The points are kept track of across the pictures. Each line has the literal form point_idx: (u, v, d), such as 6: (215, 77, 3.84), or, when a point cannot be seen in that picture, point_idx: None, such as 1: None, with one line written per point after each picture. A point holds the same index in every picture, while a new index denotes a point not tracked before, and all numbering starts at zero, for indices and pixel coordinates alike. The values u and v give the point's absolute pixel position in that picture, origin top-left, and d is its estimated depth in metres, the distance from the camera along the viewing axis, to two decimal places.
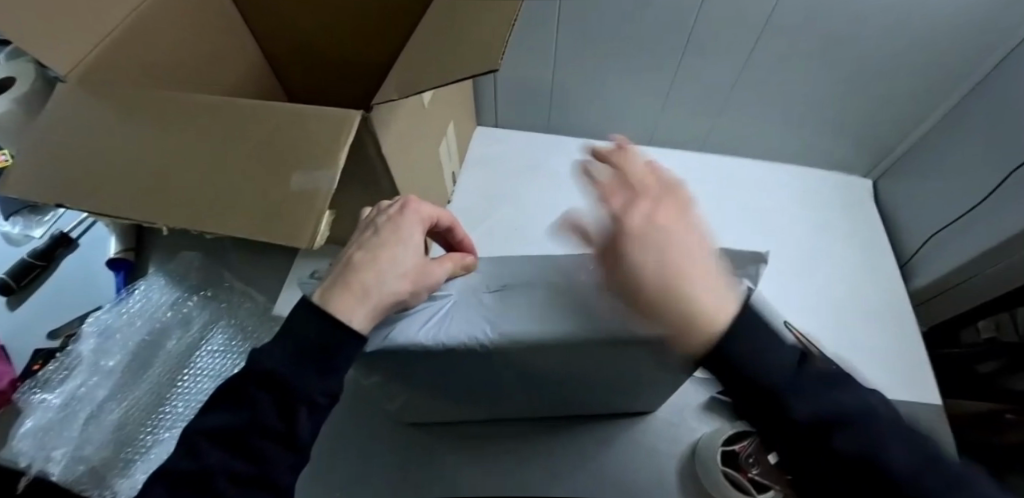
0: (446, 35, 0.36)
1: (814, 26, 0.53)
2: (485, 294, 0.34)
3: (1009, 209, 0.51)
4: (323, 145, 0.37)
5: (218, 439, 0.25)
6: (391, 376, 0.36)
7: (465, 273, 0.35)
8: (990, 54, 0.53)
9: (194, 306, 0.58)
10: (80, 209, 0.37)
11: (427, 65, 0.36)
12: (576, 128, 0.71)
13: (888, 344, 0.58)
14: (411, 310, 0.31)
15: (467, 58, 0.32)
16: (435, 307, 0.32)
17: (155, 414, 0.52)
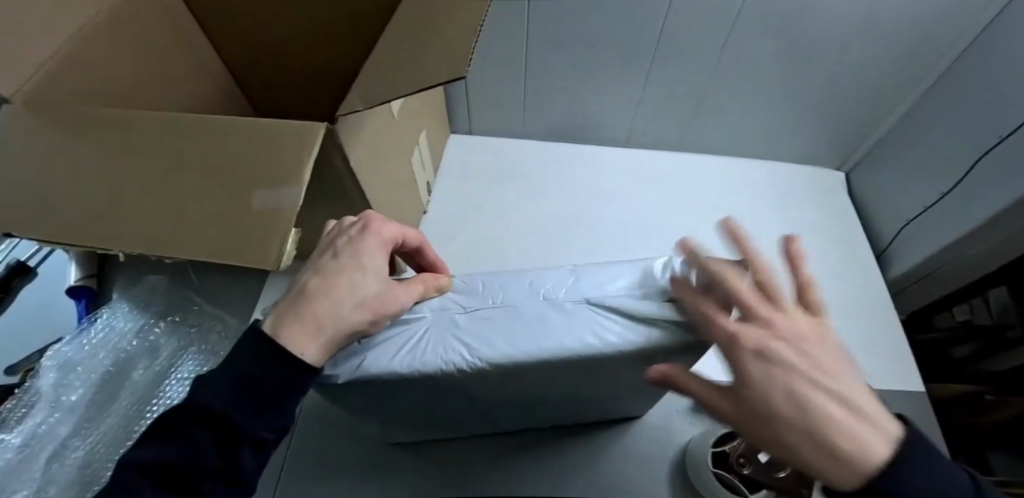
0: (408, 42, 0.36)
1: (781, 22, 0.54)
2: (459, 316, 0.33)
3: (981, 194, 0.52)
4: (287, 161, 0.36)
5: (155, 478, 0.23)
6: (363, 400, 0.35)
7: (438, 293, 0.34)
8: (949, 44, 0.55)
9: (162, 333, 0.55)
10: (26, 236, 0.35)
11: (388, 73, 0.35)
12: (550, 134, 0.71)
13: (870, 334, 0.58)
14: (380, 338, 0.31)
15: (428, 65, 0.31)
16: (407, 333, 0.31)
17: (123, 449, 0.47)
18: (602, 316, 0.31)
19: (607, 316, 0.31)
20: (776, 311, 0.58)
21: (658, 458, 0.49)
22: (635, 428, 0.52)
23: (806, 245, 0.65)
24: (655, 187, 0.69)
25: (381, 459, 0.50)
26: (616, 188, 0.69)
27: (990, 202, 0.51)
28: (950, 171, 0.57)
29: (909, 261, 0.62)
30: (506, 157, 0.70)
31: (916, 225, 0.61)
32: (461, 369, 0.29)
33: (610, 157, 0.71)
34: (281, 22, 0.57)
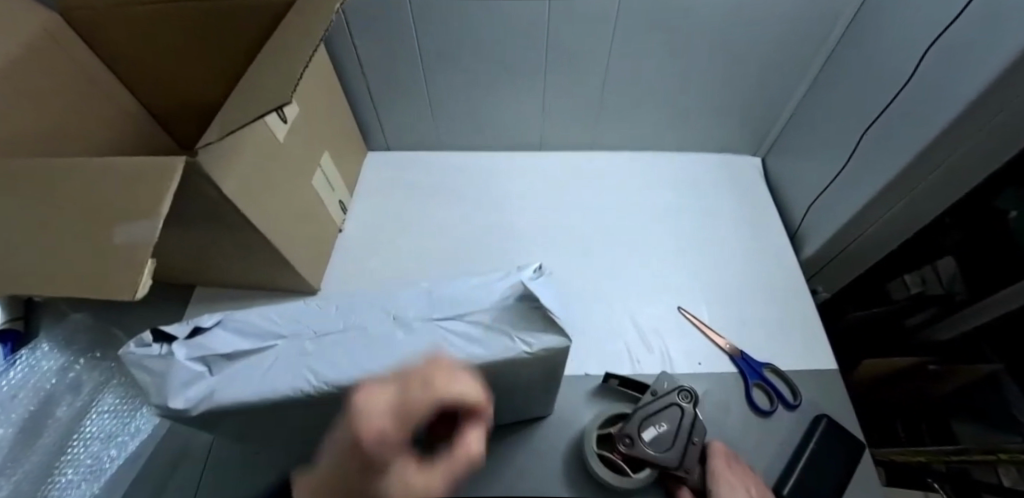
0: (264, 79, 0.40)
1: (659, 29, 0.57)
2: (287, 340, 0.34)
3: (868, 170, 0.53)
4: (147, 195, 0.38)
5: None
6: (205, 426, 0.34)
7: (257, 318, 0.35)
8: (828, 33, 0.56)
9: (83, 369, 0.57)
10: None
11: (240, 105, 0.38)
12: (465, 145, 0.75)
13: (787, 313, 0.58)
14: (221, 377, 0.32)
15: (265, 99, 0.35)
16: (254, 366, 0.33)
17: (45, 484, 0.49)
18: (448, 332, 0.34)
19: (453, 333, 0.33)
20: (685, 300, 0.59)
21: (566, 453, 0.50)
22: (545, 426, 0.52)
23: (721, 232, 0.65)
24: (568, 186, 0.71)
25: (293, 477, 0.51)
26: (531, 190, 0.70)
27: (876, 177, 0.52)
28: (843, 150, 0.58)
29: (819, 240, 0.63)
30: (427, 173, 0.73)
31: (820, 203, 0.62)
32: (306, 393, 0.31)
33: (527, 160, 0.74)
34: (186, 60, 0.59)
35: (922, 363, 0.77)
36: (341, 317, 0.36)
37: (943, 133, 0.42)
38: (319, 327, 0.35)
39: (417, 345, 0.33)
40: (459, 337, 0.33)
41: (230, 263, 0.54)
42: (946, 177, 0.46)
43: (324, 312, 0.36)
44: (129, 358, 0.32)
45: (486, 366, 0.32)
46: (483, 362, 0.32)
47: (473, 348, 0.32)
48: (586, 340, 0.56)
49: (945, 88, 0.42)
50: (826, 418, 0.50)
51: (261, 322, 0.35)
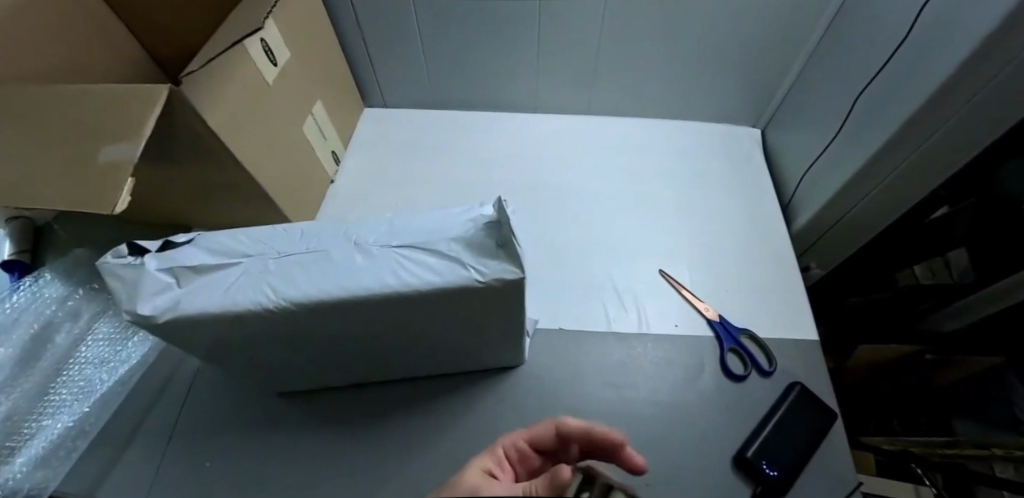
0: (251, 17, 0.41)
1: None
2: (254, 259, 0.36)
3: (861, 140, 0.51)
4: (130, 119, 0.39)
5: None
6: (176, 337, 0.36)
7: (229, 238, 0.37)
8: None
9: (80, 298, 0.58)
10: None
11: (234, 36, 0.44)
12: (460, 103, 0.75)
13: (771, 282, 0.57)
14: (191, 288, 0.34)
15: None
16: (221, 280, 0.35)
17: (40, 402, 0.51)
18: (404, 259, 0.34)
19: (408, 260, 0.34)
20: (668, 263, 0.58)
21: (535, 402, 0.50)
22: (517, 376, 0.52)
23: (713, 200, 0.64)
24: (559, 148, 0.70)
25: (271, 407, 0.52)
26: (523, 150, 0.70)
27: (868, 146, 0.50)
28: (839, 119, 0.56)
29: (811, 211, 0.62)
30: (420, 130, 0.73)
31: (816, 174, 0.61)
32: (266, 307, 0.33)
33: (522, 120, 0.74)
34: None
35: (919, 352, 0.74)
36: (307, 241, 0.36)
37: (933, 98, 0.41)
38: (284, 249, 0.36)
39: (372, 269, 0.34)
40: (418, 264, 0.34)
41: (221, 203, 0.56)
42: (936, 147, 0.44)
43: (291, 235, 0.37)
44: (105, 265, 0.34)
45: (439, 291, 0.33)
46: (434, 288, 0.32)
47: (428, 274, 0.33)
48: (563, 295, 0.56)
49: (936, 52, 0.40)
50: (800, 385, 0.49)
51: (233, 244, 0.37)
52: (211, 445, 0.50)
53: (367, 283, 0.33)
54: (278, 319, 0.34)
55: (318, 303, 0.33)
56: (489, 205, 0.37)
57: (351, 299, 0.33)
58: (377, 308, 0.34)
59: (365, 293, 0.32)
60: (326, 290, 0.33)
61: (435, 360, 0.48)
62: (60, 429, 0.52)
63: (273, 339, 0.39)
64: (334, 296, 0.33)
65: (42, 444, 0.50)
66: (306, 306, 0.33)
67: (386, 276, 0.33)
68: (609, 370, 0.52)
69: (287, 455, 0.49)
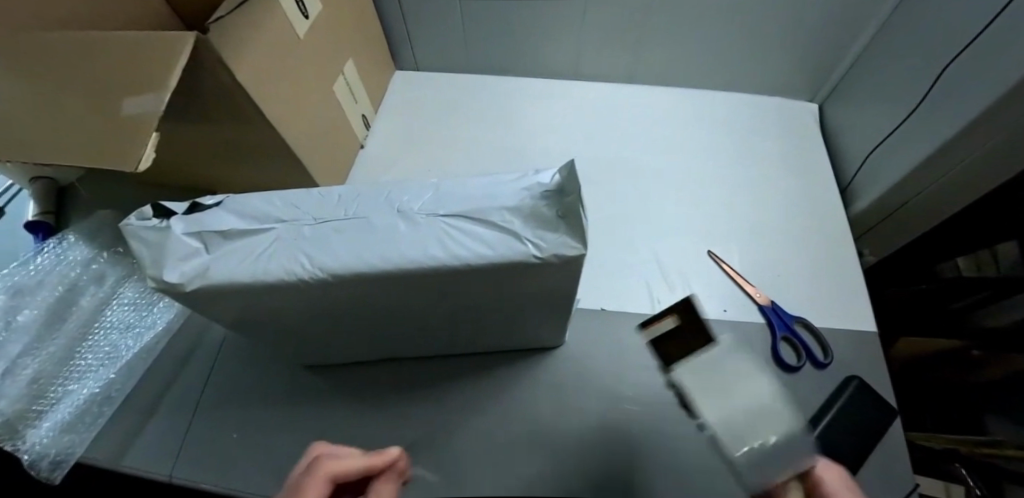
0: None
1: None
2: (286, 225, 0.33)
3: (937, 118, 0.46)
4: (154, 70, 0.35)
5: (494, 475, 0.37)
6: (206, 304, 0.34)
7: (260, 201, 0.34)
8: None
9: (105, 262, 0.57)
10: None
11: None
12: (496, 67, 0.70)
13: (827, 268, 0.53)
14: (222, 254, 0.32)
15: None
16: (253, 246, 0.32)
17: (66, 367, 0.51)
18: (451, 230, 0.31)
19: (457, 231, 0.31)
20: (716, 244, 0.55)
21: (573, 384, 0.48)
22: (556, 357, 0.50)
23: (767, 179, 0.60)
24: (601, 118, 0.66)
25: (300, 379, 0.51)
26: (562, 120, 0.66)
27: (944, 125, 0.45)
28: (912, 94, 0.51)
29: (872, 193, 0.57)
30: (453, 96, 0.69)
31: (881, 154, 0.56)
32: (302, 278, 0.30)
33: (561, 87, 0.70)
34: None
35: (966, 348, 0.69)
36: (345, 207, 0.33)
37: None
38: (320, 215, 0.33)
39: (417, 239, 0.31)
40: (467, 236, 0.31)
41: (247, 167, 0.53)
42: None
43: (328, 201, 0.34)
44: (128, 228, 0.32)
45: (491, 267, 0.30)
46: (486, 262, 0.29)
47: (481, 247, 0.30)
48: (605, 274, 0.53)
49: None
50: (858, 380, 0.46)
51: (263, 207, 0.34)
52: (239, 414, 0.49)
53: (412, 255, 0.30)
54: (315, 290, 0.32)
55: (357, 275, 0.30)
56: (546, 173, 0.33)
57: (394, 272, 0.30)
58: (421, 282, 0.32)
59: (409, 266, 0.30)
60: (367, 261, 0.30)
61: (472, 338, 0.46)
62: (85, 394, 0.50)
63: (307, 310, 0.36)
64: (376, 268, 0.30)
65: (68, 409, 0.49)
66: (343, 277, 0.30)
67: (432, 248, 0.30)
68: (652, 356, 0.49)
69: (317, 426, 0.48)
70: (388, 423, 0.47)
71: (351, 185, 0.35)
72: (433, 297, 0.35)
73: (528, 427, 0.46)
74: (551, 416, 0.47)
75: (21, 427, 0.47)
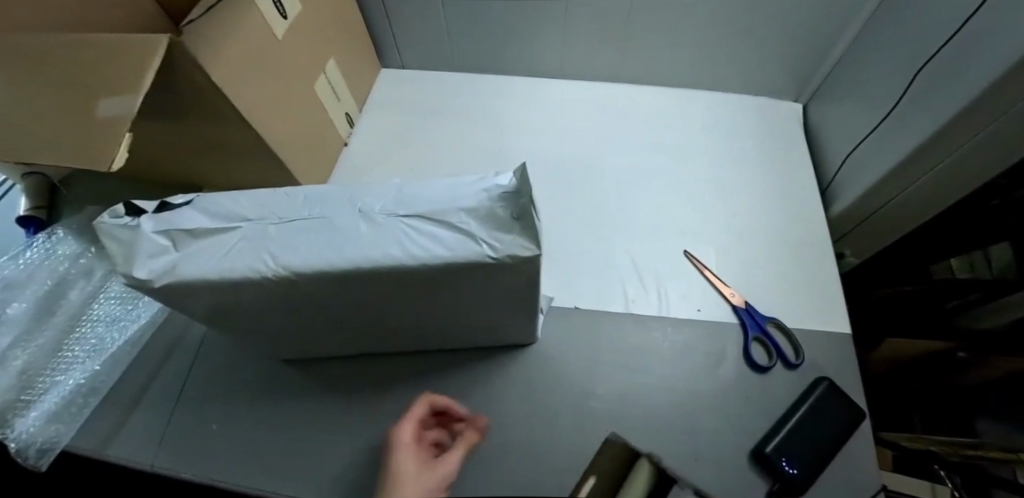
0: None
1: None
2: (252, 224, 0.33)
3: (915, 119, 0.46)
4: (128, 70, 0.36)
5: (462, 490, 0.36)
6: (176, 299, 0.35)
7: (229, 200, 0.35)
8: None
9: (93, 257, 0.58)
10: None
11: None
12: (481, 66, 0.70)
13: (803, 269, 0.53)
14: (189, 252, 0.32)
15: None
16: (219, 245, 0.33)
17: (55, 358, 0.52)
18: (410, 230, 0.32)
19: (415, 231, 0.32)
20: (693, 244, 0.55)
21: (546, 381, 0.49)
22: (530, 355, 0.50)
23: (748, 179, 0.60)
24: (583, 117, 0.66)
25: (279, 373, 0.52)
26: (546, 119, 0.66)
27: (922, 126, 0.45)
28: (890, 96, 0.50)
29: (851, 195, 0.57)
30: (437, 94, 0.69)
31: (860, 155, 0.56)
32: (265, 275, 0.31)
33: (545, 86, 0.70)
34: None
35: (952, 349, 0.69)
36: (310, 207, 0.34)
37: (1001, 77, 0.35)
38: (285, 214, 0.34)
39: (377, 238, 0.32)
40: (425, 236, 0.31)
41: (229, 164, 0.54)
42: (995, 137, 0.39)
43: (294, 200, 0.35)
44: (101, 226, 0.32)
45: (447, 266, 0.30)
46: (442, 262, 0.30)
47: (437, 246, 0.31)
48: (581, 273, 0.54)
49: (1010, 20, 0.35)
50: (827, 381, 0.46)
51: (231, 206, 0.34)
52: (219, 406, 0.50)
53: (371, 255, 0.31)
54: (279, 287, 0.33)
55: (316, 274, 0.31)
56: (505, 175, 0.34)
57: (353, 271, 0.31)
58: (382, 280, 0.32)
59: (367, 265, 0.30)
60: (326, 260, 0.31)
61: (445, 335, 0.47)
62: (72, 385, 0.52)
63: (277, 306, 0.37)
64: (334, 267, 0.30)
65: (55, 400, 0.51)
66: (304, 276, 0.31)
67: (390, 248, 0.31)
68: (624, 354, 0.50)
69: (294, 420, 0.49)
70: (363, 417, 0.48)
71: (318, 185, 0.36)
72: (396, 295, 0.36)
73: (499, 423, 0.47)
74: (522, 412, 0.47)
75: (9, 417, 0.48)
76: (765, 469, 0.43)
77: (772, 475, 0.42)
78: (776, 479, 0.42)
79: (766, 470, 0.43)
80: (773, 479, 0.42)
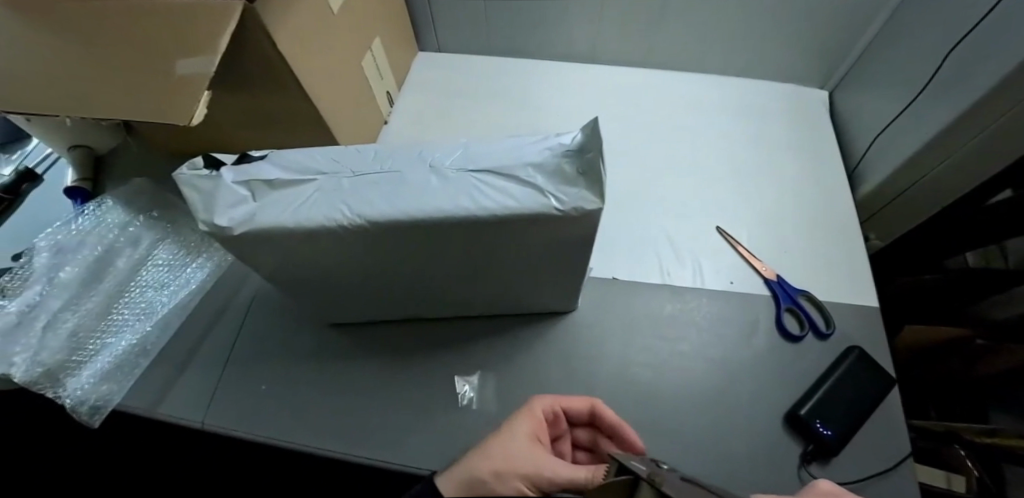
0: None
1: None
2: (325, 178, 0.35)
3: (943, 100, 0.48)
4: (203, 33, 0.38)
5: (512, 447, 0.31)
6: (250, 249, 0.36)
7: (301, 156, 0.36)
8: None
9: (141, 226, 0.60)
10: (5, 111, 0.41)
11: None
12: (515, 50, 0.72)
13: (832, 246, 0.55)
14: (266, 202, 0.34)
15: None
16: (295, 196, 0.34)
17: (105, 321, 0.54)
18: (479, 184, 0.33)
19: (484, 185, 0.33)
20: (726, 222, 0.57)
21: (585, 348, 0.50)
22: (570, 324, 0.52)
23: (777, 161, 0.62)
24: (616, 100, 0.68)
25: (324, 338, 0.53)
26: (580, 101, 0.68)
27: (949, 108, 0.46)
28: (916, 81, 0.52)
29: (878, 177, 0.59)
30: (472, 76, 0.71)
31: (886, 139, 0.58)
32: (341, 224, 0.33)
33: (578, 70, 0.72)
34: None
35: (968, 337, 0.70)
36: (379, 164, 0.36)
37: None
38: (356, 170, 0.35)
39: (448, 191, 0.33)
40: (493, 189, 0.33)
41: (277, 136, 0.56)
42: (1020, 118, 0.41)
43: (363, 157, 0.36)
44: (181, 176, 0.34)
45: (516, 217, 0.32)
46: (511, 213, 0.32)
47: (507, 198, 0.32)
48: (618, 247, 0.55)
49: None
50: (859, 350, 0.47)
51: (303, 162, 0.36)
52: (267, 369, 0.52)
53: (443, 205, 0.32)
54: (351, 237, 0.34)
55: (391, 223, 0.32)
56: (567, 135, 0.35)
57: (426, 220, 0.32)
58: (450, 232, 0.34)
59: (441, 215, 0.32)
60: (400, 211, 0.32)
61: (491, 300, 0.48)
62: (124, 346, 0.54)
63: (340, 261, 0.39)
64: (408, 216, 0.32)
65: (106, 360, 0.52)
66: (379, 225, 0.33)
67: (461, 200, 0.33)
68: (661, 323, 0.51)
69: (341, 381, 0.50)
70: (407, 380, 0.50)
71: (385, 145, 0.37)
72: (456, 248, 0.37)
73: (540, 386, 0.48)
74: (563, 377, 0.49)
75: (63, 375, 0.50)
76: (796, 432, 0.45)
77: (804, 437, 0.44)
78: (808, 442, 0.44)
79: (795, 432, 0.45)
80: (805, 441, 0.44)
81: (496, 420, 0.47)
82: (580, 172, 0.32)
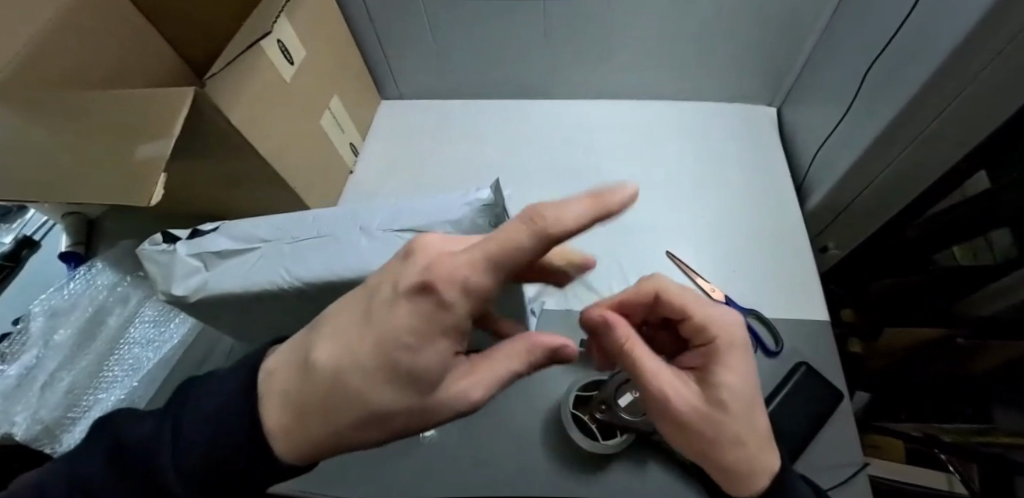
0: None
1: None
2: (266, 245, 0.38)
3: (874, 112, 0.50)
4: (164, 119, 0.42)
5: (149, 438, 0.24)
6: (208, 312, 0.40)
7: (247, 225, 0.40)
8: None
9: (128, 285, 0.64)
10: None
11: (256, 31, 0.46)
12: (469, 93, 0.77)
13: (781, 262, 0.57)
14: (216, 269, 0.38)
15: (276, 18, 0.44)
16: (241, 263, 0.38)
17: (97, 378, 0.58)
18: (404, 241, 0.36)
19: None
20: (675, 246, 0.59)
21: (542, 379, 0.52)
22: None
23: (724, 182, 0.64)
24: (568, 133, 0.71)
25: None
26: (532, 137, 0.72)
27: (881, 116, 0.48)
28: (850, 96, 0.54)
29: (825, 191, 0.61)
30: (433, 121, 0.75)
31: (828, 154, 0.60)
32: (281, 287, 0.36)
33: (530, 107, 0.75)
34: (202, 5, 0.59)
35: (950, 337, 0.64)
36: (316, 228, 0.39)
37: (945, 65, 0.39)
38: (295, 235, 0.39)
39: (375, 250, 0.36)
40: None
41: (246, 193, 0.60)
42: (938, 125, 0.43)
43: (302, 223, 0.40)
44: (143, 252, 0.38)
45: None
46: None
47: None
48: (570, 278, 0.58)
49: (940, 22, 0.39)
50: (805, 365, 0.48)
51: (250, 230, 0.40)
52: None
53: (370, 264, 0.35)
54: (291, 297, 0.37)
55: (324, 285, 0.35)
56: (484, 189, 0.38)
57: (354, 278, 0.35)
58: None
59: (367, 273, 0.35)
60: (331, 272, 0.35)
61: None
62: (113, 401, 0.58)
63: (291, 317, 0.42)
64: (338, 276, 0.35)
65: (98, 415, 0.56)
66: (315, 286, 0.36)
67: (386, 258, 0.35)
68: None
69: None
70: None
71: (323, 209, 0.41)
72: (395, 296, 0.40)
73: (500, 420, 0.50)
74: (521, 408, 0.51)
75: (58, 431, 0.54)
76: None
77: None
78: None
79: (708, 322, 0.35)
80: None
81: (460, 455, 0.49)
82: (491, 226, 0.35)
